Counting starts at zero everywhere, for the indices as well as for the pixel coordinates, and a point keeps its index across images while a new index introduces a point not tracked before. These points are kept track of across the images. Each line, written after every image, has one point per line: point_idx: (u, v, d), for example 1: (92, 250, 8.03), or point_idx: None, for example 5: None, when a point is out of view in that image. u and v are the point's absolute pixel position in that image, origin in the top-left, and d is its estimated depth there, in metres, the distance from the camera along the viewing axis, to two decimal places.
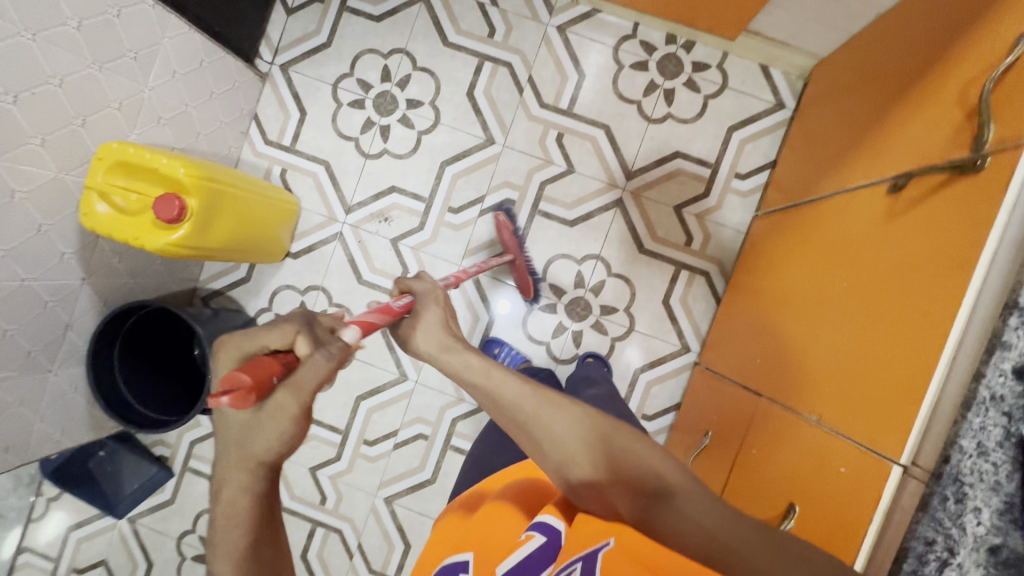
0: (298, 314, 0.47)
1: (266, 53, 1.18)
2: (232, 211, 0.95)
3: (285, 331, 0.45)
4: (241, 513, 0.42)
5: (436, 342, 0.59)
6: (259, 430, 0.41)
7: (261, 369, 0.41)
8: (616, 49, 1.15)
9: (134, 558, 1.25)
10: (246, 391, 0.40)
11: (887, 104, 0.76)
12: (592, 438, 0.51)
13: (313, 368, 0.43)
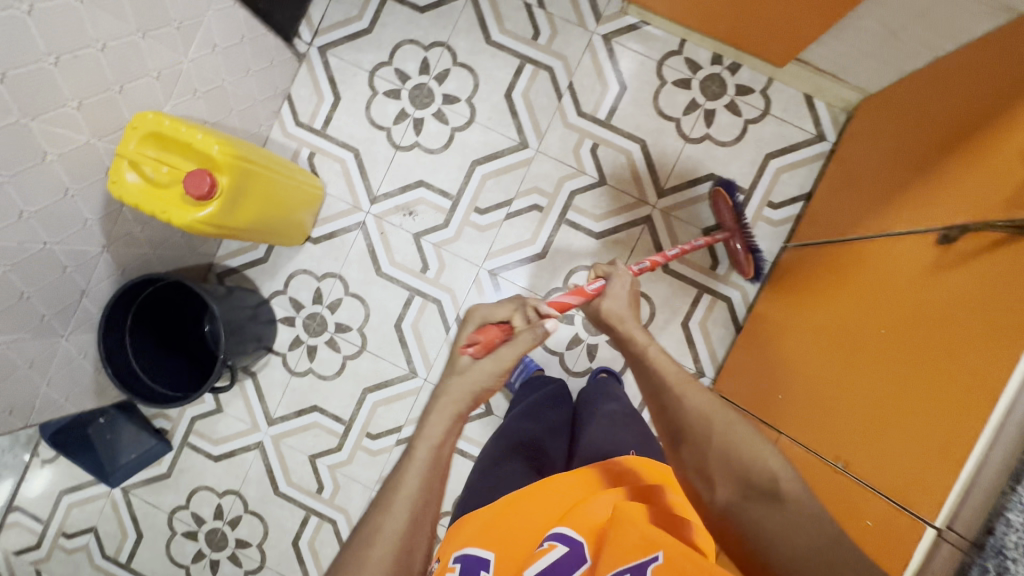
0: (514, 299, 0.68)
1: (305, 33, 1.16)
2: (261, 192, 0.94)
3: (508, 309, 0.66)
4: (435, 438, 0.56)
5: (620, 319, 0.72)
6: (483, 371, 0.61)
7: (490, 335, 0.63)
8: (660, 64, 1.13)
9: (124, 529, 1.24)
10: (486, 343, 0.63)
11: (936, 150, 0.76)
12: (727, 423, 0.54)
13: (525, 338, 0.62)
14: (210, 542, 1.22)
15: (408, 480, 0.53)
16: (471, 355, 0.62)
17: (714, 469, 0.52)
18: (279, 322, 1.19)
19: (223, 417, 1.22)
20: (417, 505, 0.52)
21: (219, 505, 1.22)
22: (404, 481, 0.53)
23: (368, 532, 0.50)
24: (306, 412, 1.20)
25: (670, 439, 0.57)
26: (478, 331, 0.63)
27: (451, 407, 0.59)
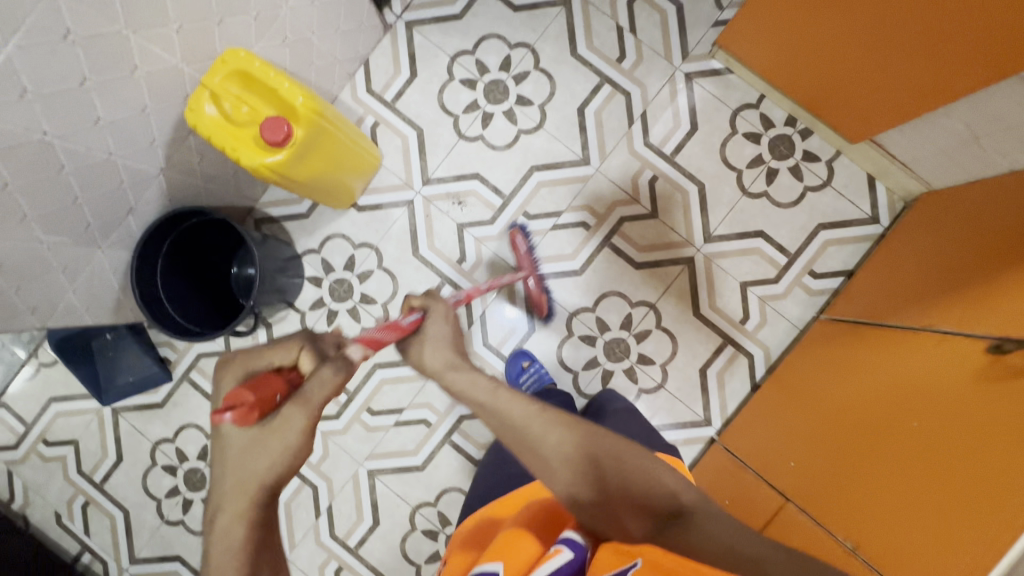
0: (293, 337, 0.55)
1: (397, 5, 1.17)
2: (325, 152, 0.94)
3: (284, 353, 0.54)
4: (236, 539, 0.46)
5: (442, 361, 0.59)
6: (263, 444, 0.49)
7: (263, 389, 0.50)
8: (735, 114, 1.14)
9: (105, 449, 1.23)
10: (252, 405, 0.49)
11: (988, 254, 0.78)
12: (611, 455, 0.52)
13: (318, 385, 0.51)
14: (187, 481, 1.21)
15: None
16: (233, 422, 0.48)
17: (621, 505, 0.50)
18: (305, 280, 1.19)
19: None
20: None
21: (205, 446, 1.21)
22: None
23: None
24: None
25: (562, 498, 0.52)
26: (241, 387, 0.49)
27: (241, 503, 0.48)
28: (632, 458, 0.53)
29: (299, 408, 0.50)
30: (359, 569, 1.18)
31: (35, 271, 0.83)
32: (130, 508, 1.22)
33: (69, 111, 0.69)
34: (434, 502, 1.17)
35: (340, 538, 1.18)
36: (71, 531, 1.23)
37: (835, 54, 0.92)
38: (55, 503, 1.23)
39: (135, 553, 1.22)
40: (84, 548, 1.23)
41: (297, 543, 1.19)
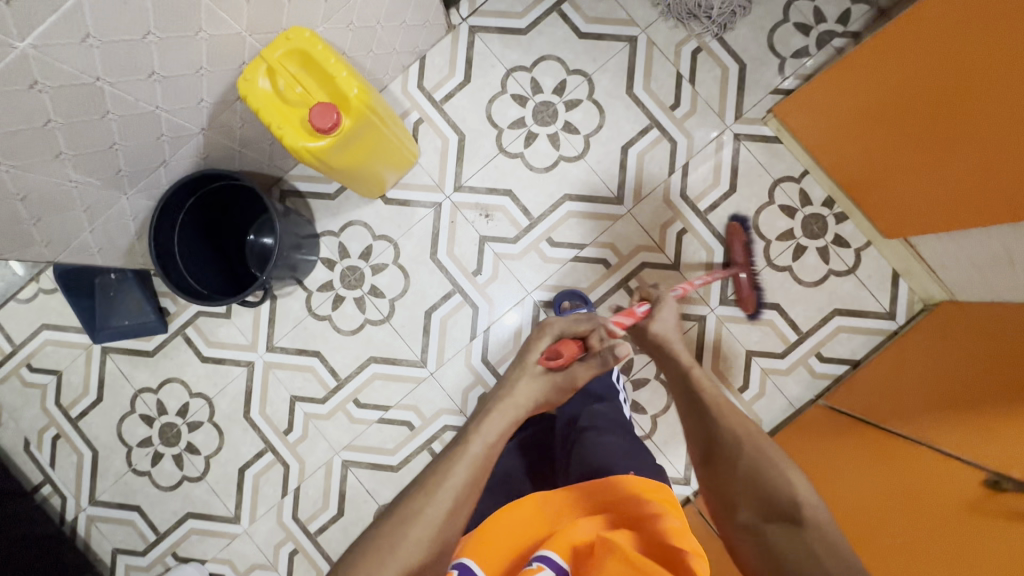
0: (593, 318, 0.78)
1: (464, 8, 1.16)
2: (367, 145, 0.92)
3: (587, 328, 0.76)
4: (501, 430, 0.64)
5: (664, 331, 0.82)
6: (550, 386, 0.72)
7: (570, 350, 0.73)
8: (775, 184, 1.13)
9: (87, 385, 1.22)
10: (563, 358, 0.73)
11: (994, 380, 0.78)
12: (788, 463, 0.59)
13: (596, 360, 0.75)
14: (162, 434, 1.21)
15: (455, 470, 0.57)
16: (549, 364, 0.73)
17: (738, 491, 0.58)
18: (318, 261, 1.18)
19: (227, 324, 1.20)
20: (472, 476, 0.57)
21: (186, 403, 1.21)
22: (452, 469, 0.57)
23: (409, 513, 0.53)
24: (307, 354, 1.18)
25: (701, 457, 0.64)
26: (561, 345, 0.74)
27: (512, 412, 0.67)
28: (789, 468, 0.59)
29: (578, 369, 0.74)
30: (314, 556, 1.17)
31: (57, 206, 0.82)
32: (100, 450, 1.22)
33: (125, 61, 0.69)
34: None
35: (302, 522, 1.18)
36: (36, 461, 1.22)
37: (883, 153, 0.94)
38: (27, 430, 1.23)
39: (96, 495, 1.22)
40: (46, 480, 1.22)
41: (258, 518, 1.19)
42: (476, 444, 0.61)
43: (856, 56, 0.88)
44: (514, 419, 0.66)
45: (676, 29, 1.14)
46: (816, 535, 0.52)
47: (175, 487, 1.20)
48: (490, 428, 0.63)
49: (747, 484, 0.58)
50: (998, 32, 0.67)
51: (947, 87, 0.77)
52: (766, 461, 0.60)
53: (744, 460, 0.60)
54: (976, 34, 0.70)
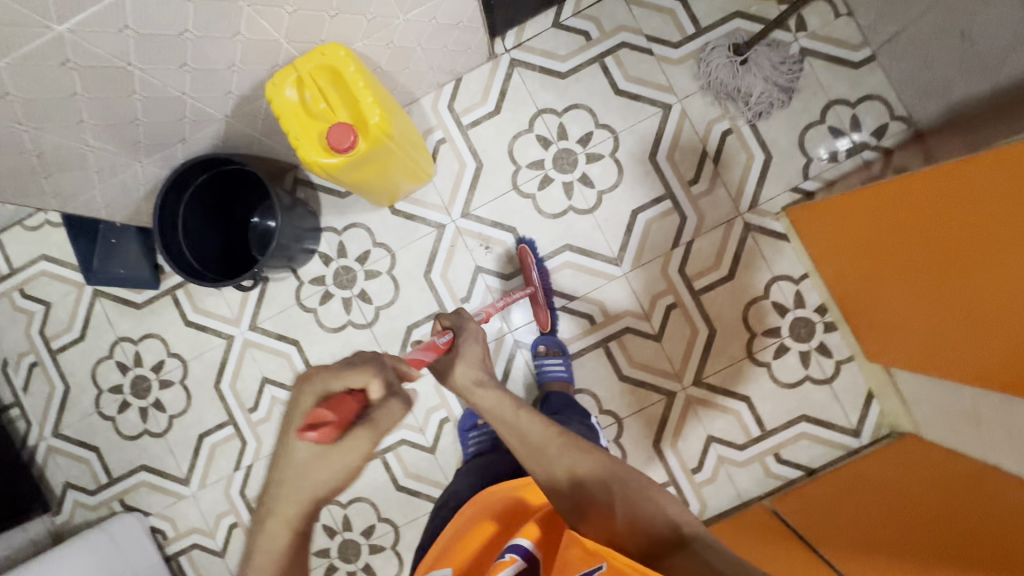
0: (371, 359, 0.59)
1: (509, 40, 1.17)
2: (381, 168, 0.93)
3: (360, 376, 0.57)
4: (292, 526, 0.59)
5: (473, 377, 0.76)
6: (328, 460, 0.56)
7: (342, 410, 0.55)
8: (773, 280, 1.14)
9: (72, 322, 1.26)
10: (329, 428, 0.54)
11: (932, 540, 0.79)
12: (647, 486, 0.63)
13: (386, 423, 0.57)
14: (134, 386, 1.24)
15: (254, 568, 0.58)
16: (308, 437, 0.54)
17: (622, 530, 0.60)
18: (316, 254, 1.20)
19: (216, 295, 1.23)
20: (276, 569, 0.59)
21: (161, 361, 1.24)
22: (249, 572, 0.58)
23: None
24: (286, 341, 1.21)
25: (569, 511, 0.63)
26: (321, 407, 0.55)
27: (293, 521, 0.58)
28: (637, 482, 0.64)
29: (361, 441, 0.56)
30: (252, 533, 1.22)
31: (70, 165, 0.84)
32: (72, 387, 1.26)
33: (159, 52, 0.70)
34: (345, 505, 1.20)
35: (247, 498, 1.22)
36: (11, 382, 1.27)
37: (884, 283, 0.94)
38: (8, 351, 1.27)
39: (60, 428, 1.26)
40: (16, 403, 1.27)
41: (207, 485, 1.23)
42: (268, 547, 0.59)
43: (877, 190, 0.89)
44: (299, 515, 0.58)
45: (712, 106, 1.14)
46: (702, 546, 0.55)
47: (134, 437, 1.24)
48: (270, 548, 0.59)
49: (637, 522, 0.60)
50: (1000, 242, 0.69)
51: (951, 254, 0.78)
52: (627, 489, 0.63)
53: (615, 493, 0.63)
54: (985, 222, 0.71)
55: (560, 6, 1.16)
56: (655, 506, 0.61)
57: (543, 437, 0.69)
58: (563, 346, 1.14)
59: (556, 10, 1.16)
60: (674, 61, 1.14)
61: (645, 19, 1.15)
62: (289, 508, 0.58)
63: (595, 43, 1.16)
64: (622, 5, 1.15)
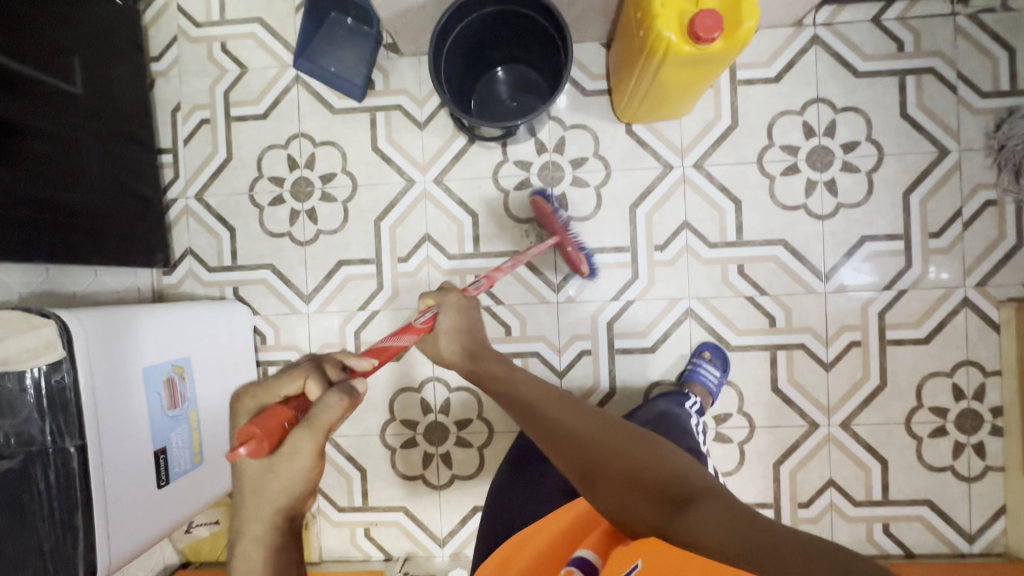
0: (302, 363, 0.51)
1: (823, 14, 1.09)
2: (692, 80, 0.86)
3: (292, 381, 0.50)
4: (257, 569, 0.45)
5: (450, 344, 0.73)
6: (276, 476, 0.45)
7: (269, 421, 0.45)
8: (964, 362, 1.09)
9: (261, 98, 1.20)
10: (260, 439, 0.44)
11: None
12: (638, 445, 0.55)
13: (328, 414, 0.46)
14: (295, 185, 1.19)
15: None
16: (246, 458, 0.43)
17: (609, 485, 0.52)
18: (533, 139, 1.14)
19: (415, 134, 1.17)
20: None
21: (332, 172, 1.18)
22: None
23: None
24: (463, 207, 1.16)
25: (579, 476, 0.55)
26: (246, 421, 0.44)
27: (260, 540, 0.46)
28: (626, 441, 0.56)
29: (309, 439, 0.45)
30: None
31: None
32: (233, 160, 1.20)
33: None
34: (450, 388, 1.17)
35: (360, 340, 1.18)
36: (175, 128, 1.21)
37: None
38: (184, 97, 1.21)
39: (204, 193, 1.21)
40: (171, 150, 1.22)
41: (326, 311, 1.19)
42: None
43: None
44: (269, 548, 0.46)
45: (989, 170, 1.08)
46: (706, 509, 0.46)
47: (275, 236, 1.19)
48: (247, 574, 0.45)
49: (644, 481, 0.51)
50: None
51: None
52: (639, 444, 0.56)
53: (627, 450, 0.55)
54: None
55: (888, 3, 1.08)
56: (668, 458, 0.54)
57: (546, 400, 0.64)
58: (728, 365, 1.11)
59: (882, 6, 1.08)
60: (973, 109, 1.08)
61: (966, 55, 1.08)
62: (257, 535, 0.46)
63: (905, 57, 1.08)
64: (950, 30, 1.08)
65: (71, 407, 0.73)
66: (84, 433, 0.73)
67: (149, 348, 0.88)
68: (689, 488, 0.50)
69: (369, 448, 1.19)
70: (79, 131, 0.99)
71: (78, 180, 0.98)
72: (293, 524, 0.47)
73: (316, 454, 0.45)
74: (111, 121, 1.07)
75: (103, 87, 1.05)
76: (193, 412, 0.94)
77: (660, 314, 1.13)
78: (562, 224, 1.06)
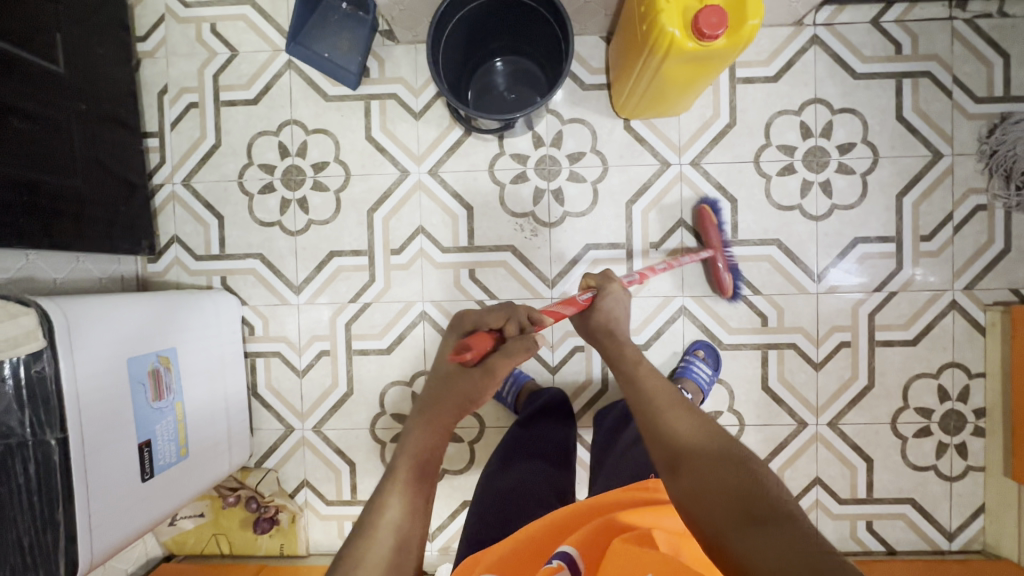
0: (505, 306, 0.68)
1: (823, 14, 1.09)
2: (694, 76, 0.85)
3: (497, 319, 0.66)
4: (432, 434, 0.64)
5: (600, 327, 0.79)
6: (476, 377, 0.63)
7: (482, 344, 0.60)
8: (950, 364, 1.11)
9: (251, 82, 1.16)
10: (472, 352, 0.60)
11: None
12: (740, 460, 0.50)
13: (517, 359, 0.63)
14: (286, 174, 1.16)
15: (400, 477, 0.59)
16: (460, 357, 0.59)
17: (692, 478, 0.49)
18: (530, 132, 1.12)
19: (411, 125, 1.15)
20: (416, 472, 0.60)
21: (324, 161, 1.16)
22: (388, 499, 0.57)
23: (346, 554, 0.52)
24: (458, 200, 1.14)
25: (665, 466, 0.53)
26: (466, 342, 0.60)
27: (440, 416, 0.65)
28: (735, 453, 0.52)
29: (501, 368, 0.62)
30: (340, 369, 1.17)
31: None
32: (222, 146, 1.17)
33: None
34: None
35: (351, 333, 1.17)
36: (161, 112, 1.18)
37: None
38: (171, 79, 1.17)
39: (192, 179, 1.18)
40: (157, 134, 1.18)
41: (317, 302, 1.17)
42: (407, 460, 0.61)
43: None
44: (443, 429, 0.65)
45: (980, 175, 1.09)
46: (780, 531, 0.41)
47: (264, 225, 1.17)
48: (421, 433, 0.64)
49: (728, 486, 0.47)
50: None
51: None
52: (731, 452, 0.51)
53: (715, 456, 0.51)
54: None
55: (888, 5, 1.08)
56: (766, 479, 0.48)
57: (664, 393, 0.64)
58: (720, 365, 1.12)
59: (882, 8, 1.08)
60: (967, 114, 1.09)
61: (962, 59, 1.08)
62: (436, 410, 0.65)
63: (902, 60, 1.09)
64: (947, 34, 1.08)
65: (51, 399, 0.70)
66: (66, 426, 0.71)
67: (135, 338, 0.85)
68: (772, 509, 0.44)
69: (358, 442, 1.18)
70: (62, 111, 0.95)
71: (60, 163, 0.95)
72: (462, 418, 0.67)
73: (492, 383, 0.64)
74: (95, 103, 1.03)
75: (86, 67, 1.01)
76: (179, 405, 0.92)
77: (655, 312, 1.13)
78: (722, 245, 1.09)
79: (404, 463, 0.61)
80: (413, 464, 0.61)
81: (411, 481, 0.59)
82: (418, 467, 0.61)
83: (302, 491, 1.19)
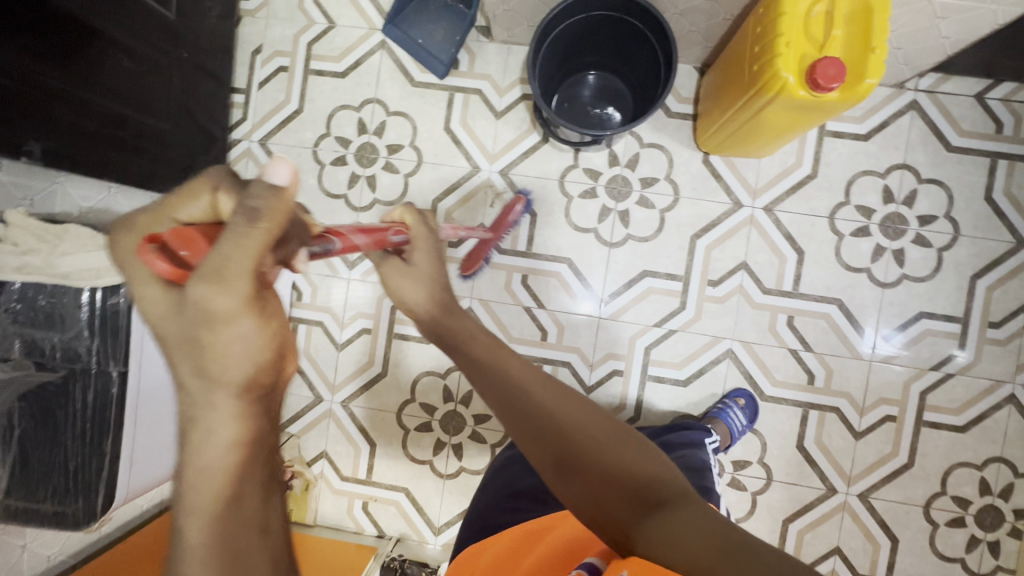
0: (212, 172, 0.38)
1: (927, 81, 1.06)
2: (788, 124, 0.85)
3: (201, 200, 0.38)
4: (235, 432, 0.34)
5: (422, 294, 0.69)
6: (199, 321, 0.33)
7: (191, 241, 0.35)
8: (997, 458, 1.07)
9: (344, 54, 1.18)
10: (180, 257, 0.35)
11: None
12: (613, 432, 0.50)
13: (238, 246, 0.33)
14: (360, 150, 1.18)
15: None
16: (162, 276, 0.35)
17: (584, 473, 0.47)
18: (607, 150, 1.12)
19: (491, 122, 1.15)
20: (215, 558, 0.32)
21: (400, 143, 1.17)
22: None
23: None
24: (523, 204, 1.14)
25: (551, 464, 0.49)
26: (179, 232, 0.36)
27: (236, 420, 0.34)
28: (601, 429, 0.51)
29: (229, 299, 0.33)
30: (379, 349, 1.18)
31: None
32: (304, 113, 1.19)
33: None
34: None
35: (395, 315, 1.18)
36: (252, 70, 1.21)
37: None
38: (267, 40, 1.20)
39: (269, 140, 1.20)
40: (244, 91, 1.21)
41: (367, 280, 1.18)
42: (196, 512, 0.33)
43: None
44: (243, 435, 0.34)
45: None
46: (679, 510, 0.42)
47: (331, 196, 1.19)
48: (207, 459, 0.34)
49: (621, 479, 0.46)
50: None
51: None
52: (604, 433, 0.50)
53: (601, 440, 0.50)
54: None
55: (996, 82, 1.05)
56: (636, 449, 0.49)
57: (524, 370, 0.58)
58: (757, 416, 1.10)
59: (989, 84, 1.05)
60: None
61: None
62: (225, 409, 0.34)
63: (1001, 140, 1.06)
64: None
65: (120, 332, 0.72)
66: (128, 360, 0.73)
67: None
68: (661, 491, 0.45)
69: (383, 424, 1.18)
70: (165, 55, 0.98)
71: (150, 103, 0.97)
72: (269, 390, 0.37)
73: (249, 303, 0.34)
74: (195, 52, 1.06)
75: (193, 16, 1.03)
76: None
77: (700, 351, 1.11)
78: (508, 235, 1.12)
79: (192, 515, 0.33)
80: (211, 516, 0.33)
81: (214, 539, 0.32)
82: (222, 508, 0.33)
83: (320, 462, 1.20)
